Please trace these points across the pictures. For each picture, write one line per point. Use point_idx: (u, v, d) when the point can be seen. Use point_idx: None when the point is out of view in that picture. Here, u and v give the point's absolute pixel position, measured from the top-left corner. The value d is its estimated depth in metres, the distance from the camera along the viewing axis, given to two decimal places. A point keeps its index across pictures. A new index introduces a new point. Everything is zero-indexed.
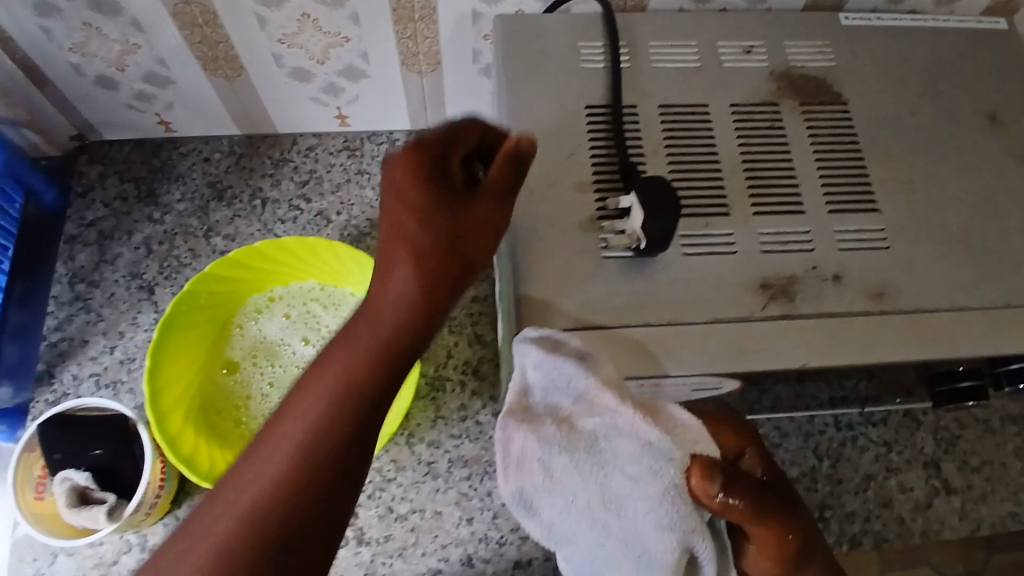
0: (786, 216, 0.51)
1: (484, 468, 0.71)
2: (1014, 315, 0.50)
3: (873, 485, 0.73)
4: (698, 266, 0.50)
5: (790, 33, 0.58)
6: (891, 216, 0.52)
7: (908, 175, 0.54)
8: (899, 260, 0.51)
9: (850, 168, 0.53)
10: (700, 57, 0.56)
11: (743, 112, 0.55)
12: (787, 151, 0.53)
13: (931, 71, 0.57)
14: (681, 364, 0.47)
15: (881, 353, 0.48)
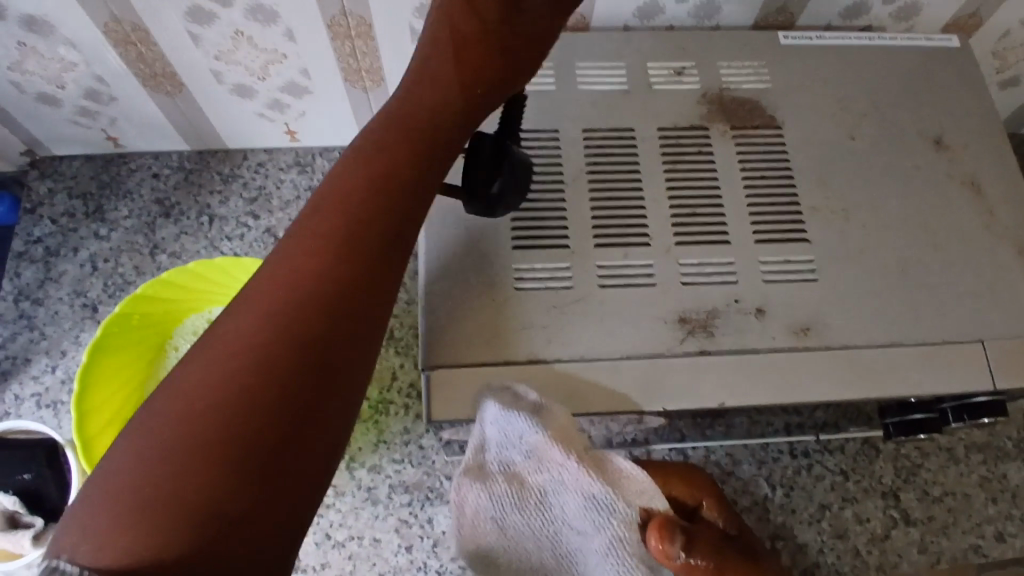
0: (710, 247, 0.50)
1: (425, 494, 0.69)
2: (947, 350, 0.48)
3: (828, 515, 0.70)
4: (614, 299, 0.48)
5: (726, 54, 0.56)
6: (823, 246, 0.50)
7: (844, 202, 0.51)
8: (830, 293, 0.49)
9: (782, 196, 0.51)
10: (628, 80, 0.55)
11: (671, 138, 0.53)
12: (714, 178, 0.52)
13: (872, 93, 0.55)
14: (590, 403, 0.46)
15: (802, 391, 0.46)
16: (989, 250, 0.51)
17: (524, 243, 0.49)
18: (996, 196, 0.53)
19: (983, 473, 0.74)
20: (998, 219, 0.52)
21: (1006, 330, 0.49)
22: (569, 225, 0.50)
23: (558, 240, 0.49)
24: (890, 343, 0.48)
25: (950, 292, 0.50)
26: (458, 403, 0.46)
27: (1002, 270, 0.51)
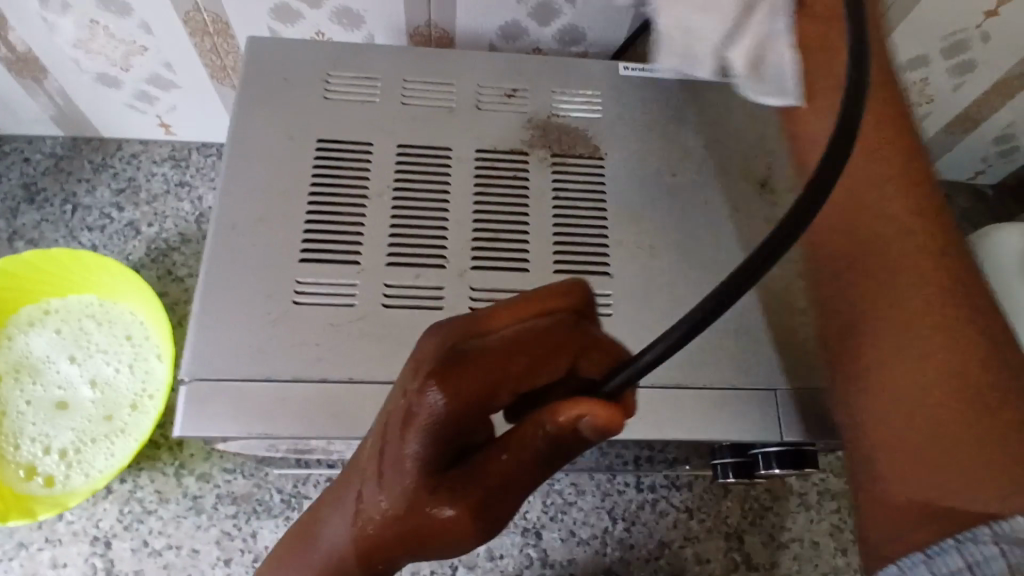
0: (505, 273, 0.48)
1: (253, 508, 0.67)
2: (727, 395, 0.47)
3: (666, 553, 0.70)
4: (396, 319, 0.46)
5: (562, 79, 0.55)
6: (622, 281, 0.49)
7: (650, 237, 0.50)
8: (620, 331, 0.47)
9: (590, 227, 0.50)
10: (455, 99, 0.53)
11: (487, 158, 0.51)
12: (524, 204, 0.50)
13: (706, 130, 0.54)
14: (348, 426, 0.43)
15: None
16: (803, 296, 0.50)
17: (311, 255, 0.47)
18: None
19: (834, 522, 0.73)
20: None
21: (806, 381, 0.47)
22: (361, 241, 0.48)
23: (346, 255, 0.47)
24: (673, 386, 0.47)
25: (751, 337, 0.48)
26: (214, 421, 0.42)
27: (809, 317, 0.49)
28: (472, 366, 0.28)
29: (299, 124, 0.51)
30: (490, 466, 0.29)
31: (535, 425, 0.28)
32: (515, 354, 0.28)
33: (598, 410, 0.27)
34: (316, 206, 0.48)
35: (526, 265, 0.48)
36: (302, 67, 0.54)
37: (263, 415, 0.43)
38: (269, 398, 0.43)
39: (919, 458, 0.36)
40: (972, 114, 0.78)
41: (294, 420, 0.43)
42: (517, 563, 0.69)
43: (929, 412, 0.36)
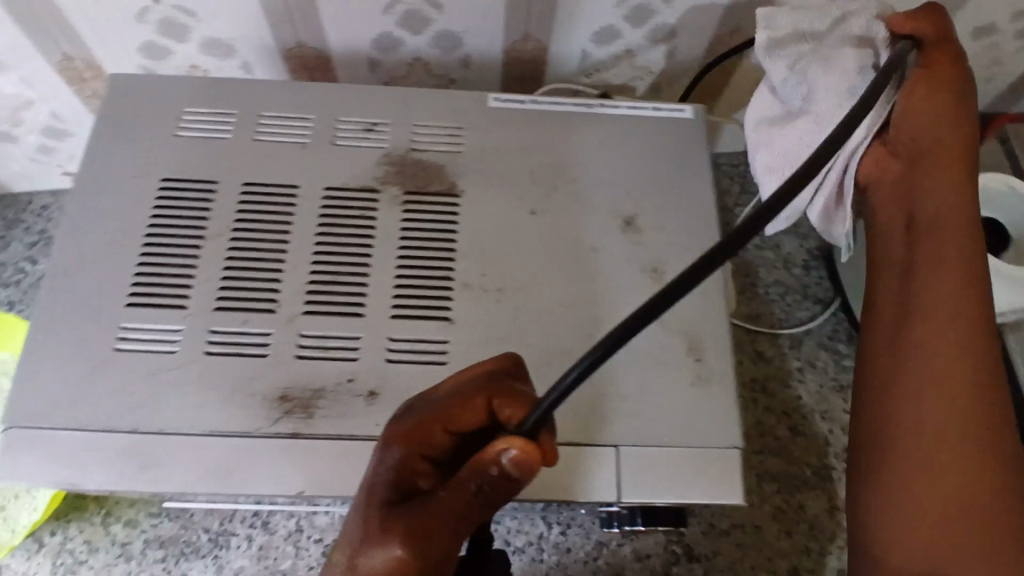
0: (338, 318, 0.46)
1: (180, 550, 0.67)
2: (570, 454, 0.45)
3: (605, 552, 0.69)
4: (215, 367, 0.45)
5: (422, 100, 0.54)
6: (465, 328, 0.47)
7: (499, 280, 0.48)
8: (453, 378, 0.46)
9: (436, 274, 0.48)
10: (312, 133, 0.52)
11: (335, 196, 0.50)
12: (366, 246, 0.49)
13: (571, 154, 0.53)
14: (155, 479, 0.43)
15: None
16: (661, 344, 0.47)
17: (147, 304, 0.47)
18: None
19: (776, 503, 0.72)
20: (675, 309, 0.48)
21: (648, 438, 0.45)
22: (191, 294, 0.47)
23: (175, 307, 0.47)
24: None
25: (598, 386, 0.46)
26: (35, 467, 0.43)
27: (663, 367, 0.47)
28: (420, 425, 0.37)
29: (153, 169, 0.51)
30: (434, 499, 0.34)
31: (466, 473, 0.33)
32: (449, 409, 0.36)
33: (511, 445, 0.31)
34: (155, 257, 0.48)
35: (361, 312, 0.47)
36: (158, 107, 0.53)
37: (74, 463, 0.43)
38: (84, 444, 0.43)
39: (913, 480, 0.43)
40: None
41: (107, 466, 0.43)
42: None
43: (932, 434, 0.44)
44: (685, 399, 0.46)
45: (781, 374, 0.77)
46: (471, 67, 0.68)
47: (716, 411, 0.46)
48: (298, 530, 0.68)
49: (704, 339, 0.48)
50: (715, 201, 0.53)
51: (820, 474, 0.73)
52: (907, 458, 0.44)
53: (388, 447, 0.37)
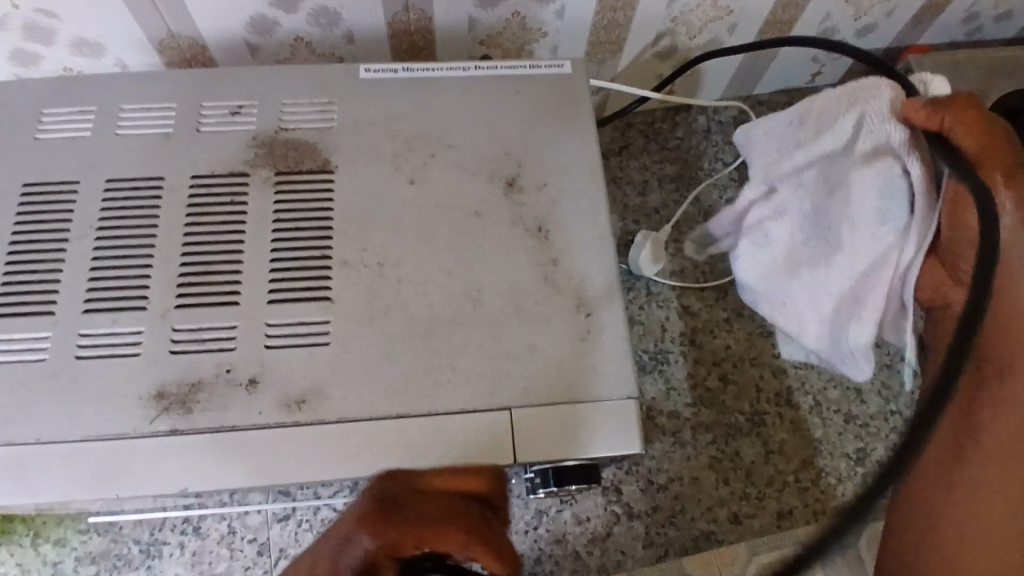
0: (213, 308, 0.45)
1: (112, 564, 0.66)
2: (462, 422, 0.44)
3: (545, 520, 0.68)
4: (87, 371, 0.44)
5: (293, 82, 0.53)
6: (347, 306, 0.46)
7: (379, 253, 0.47)
8: (334, 358, 0.44)
9: (313, 253, 0.47)
10: (174, 123, 0.51)
11: (203, 184, 0.49)
12: (238, 232, 0.47)
13: (448, 118, 0.52)
14: (30, 494, 0.41)
15: (279, 473, 0.42)
16: (549, 303, 0.47)
17: (11, 312, 0.45)
18: (567, 239, 0.48)
19: (711, 453, 0.72)
20: (562, 267, 0.48)
21: (539, 397, 0.44)
22: (59, 297, 0.46)
23: (42, 312, 0.45)
24: (393, 418, 0.43)
25: (487, 352, 0.45)
26: None
27: (552, 328, 0.46)
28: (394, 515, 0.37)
29: (12, 173, 0.49)
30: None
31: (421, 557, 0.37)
32: (430, 514, 0.38)
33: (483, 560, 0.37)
34: (17, 265, 0.47)
35: (237, 300, 0.46)
36: (14, 111, 0.51)
37: None
38: None
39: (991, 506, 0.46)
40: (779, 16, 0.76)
41: None
42: None
43: (984, 507, 0.46)
44: (576, 356, 0.46)
45: (711, 324, 0.77)
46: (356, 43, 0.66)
47: (608, 365, 0.45)
48: (231, 532, 0.66)
49: (592, 294, 0.47)
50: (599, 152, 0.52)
51: (754, 419, 0.74)
52: (983, 485, 0.46)
53: (361, 533, 0.36)
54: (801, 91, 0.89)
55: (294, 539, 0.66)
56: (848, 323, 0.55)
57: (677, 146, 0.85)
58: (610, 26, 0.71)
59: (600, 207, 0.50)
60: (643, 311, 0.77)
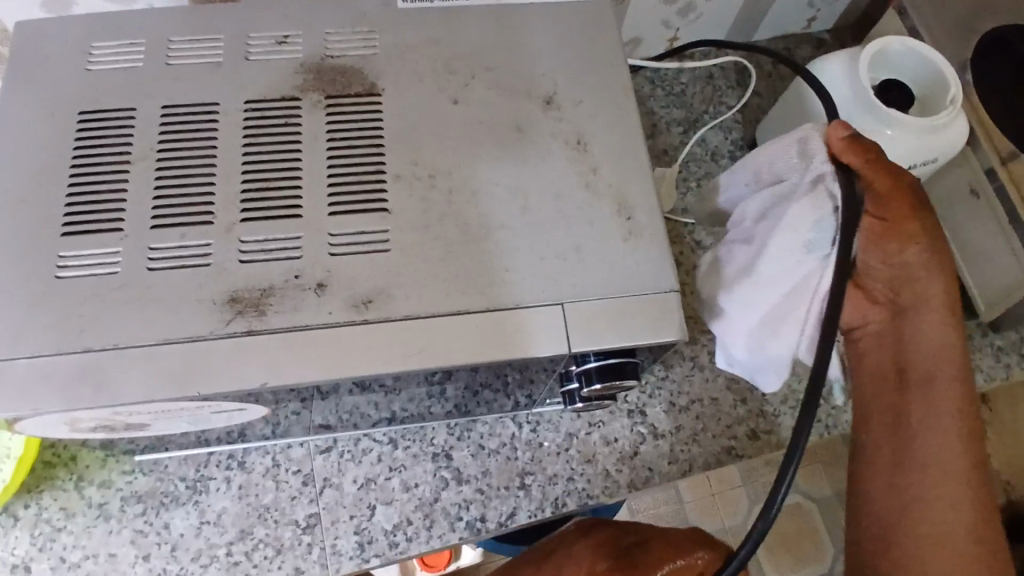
0: (275, 221, 0.48)
1: (159, 501, 0.68)
2: (521, 316, 0.46)
3: (576, 442, 0.71)
4: (160, 280, 0.46)
5: (333, 14, 0.54)
6: (403, 214, 0.48)
7: (430, 167, 0.50)
8: (395, 262, 0.47)
9: (367, 167, 0.49)
10: (222, 53, 0.53)
11: (256, 107, 0.51)
12: (294, 151, 0.50)
13: (484, 45, 0.54)
14: (116, 394, 0.43)
15: (351, 368, 0.45)
16: (591, 208, 0.50)
17: (81, 229, 0.47)
18: (604, 151, 0.51)
19: (729, 376, 0.75)
20: (601, 175, 0.51)
21: (589, 291, 0.48)
22: (125, 214, 0.48)
23: (110, 228, 0.47)
24: (454, 313, 0.46)
25: (538, 254, 0.48)
26: None
27: (595, 230, 0.49)
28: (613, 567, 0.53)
29: (67, 102, 0.51)
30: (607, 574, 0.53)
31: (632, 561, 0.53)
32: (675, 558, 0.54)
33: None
34: (84, 188, 0.49)
35: (297, 212, 0.48)
36: (63, 44, 0.52)
37: (30, 389, 0.44)
38: (36, 370, 0.44)
39: (932, 491, 0.54)
40: None
41: (66, 387, 0.44)
42: (434, 488, 0.69)
43: (938, 470, 0.54)
44: (619, 253, 0.49)
45: None
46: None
47: (650, 262, 0.49)
48: (274, 466, 0.69)
49: (630, 199, 0.50)
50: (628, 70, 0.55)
51: None
52: (934, 463, 0.55)
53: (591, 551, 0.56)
54: (797, 36, 0.93)
55: (337, 469, 0.69)
56: (765, 342, 0.58)
57: (682, 91, 0.88)
58: None
59: (633, 121, 0.53)
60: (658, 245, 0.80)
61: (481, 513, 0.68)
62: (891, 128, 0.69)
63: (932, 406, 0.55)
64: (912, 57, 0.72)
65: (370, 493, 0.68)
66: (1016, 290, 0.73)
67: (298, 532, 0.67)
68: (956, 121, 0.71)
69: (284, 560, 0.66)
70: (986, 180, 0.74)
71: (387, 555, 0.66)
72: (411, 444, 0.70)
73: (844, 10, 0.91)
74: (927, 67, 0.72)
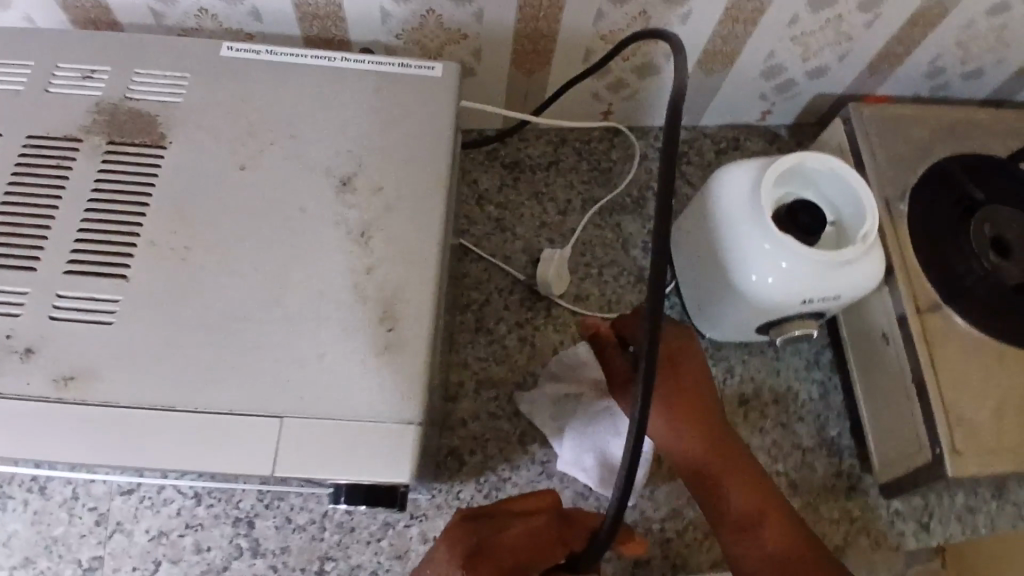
0: (7, 271, 0.44)
1: None
2: (234, 423, 0.42)
3: (390, 533, 0.67)
4: None
5: (153, 53, 0.51)
6: (143, 288, 0.44)
7: (189, 238, 0.46)
8: (117, 340, 0.43)
9: (124, 228, 0.46)
10: (24, 80, 0.49)
11: (35, 143, 0.48)
12: (56, 198, 0.46)
13: (299, 112, 0.50)
14: None
15: (33, 449, 0.41)
16: (352, 313, 0.45)
17: None
18: (388, 251, 0.46)
19: (577, 489, 0.70)
20: (375, 278, 0.46)
21: (317, 409, 0.43)
22: None
23: None
24: (160, 407, 0.42)
25: (275, 355, 0.44)
26: None
27: (349, 340, 0.44)
28: (486, 561, 0.45)
29: None
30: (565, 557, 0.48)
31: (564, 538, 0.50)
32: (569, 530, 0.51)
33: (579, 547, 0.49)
34: None
35: (33, 266, 0.45)
36: None
37: None
38: None
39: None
40: (722, 47, 0.72)
41: None
42: (226, 555, 0.65)
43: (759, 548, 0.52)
44: (368, 370, 0.44)
45: None
46: (264, 22, 0.64)
47: (399, 386, 0.44)
48: (73, 498, 0.66)
49: (399, 308, 0.45)
50: (450, 162, 0.50)
51: None
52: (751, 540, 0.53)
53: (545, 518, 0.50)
54: (750, 127, 0.86)
55: (132, 515, 0.65)
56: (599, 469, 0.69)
57: (609, 168, 0.82)
58: (534, 36, 0.68)
59: (432, 221, 0.47)
60: (538, 332, 0.75)
61: None
62: (785, 259, 0.62)
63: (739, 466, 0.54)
64: (828, 177, 0.65)
65: (159, 548, 0.65)
66: (912, 454, 0.65)
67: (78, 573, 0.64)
68: (866, 260, 0.64)
69: None
70: (898, 328, 0.66)
71: None
72: (215, 503, 0.66)
73: (805, 107, 0.84)
74: (843, 190, 0.65)
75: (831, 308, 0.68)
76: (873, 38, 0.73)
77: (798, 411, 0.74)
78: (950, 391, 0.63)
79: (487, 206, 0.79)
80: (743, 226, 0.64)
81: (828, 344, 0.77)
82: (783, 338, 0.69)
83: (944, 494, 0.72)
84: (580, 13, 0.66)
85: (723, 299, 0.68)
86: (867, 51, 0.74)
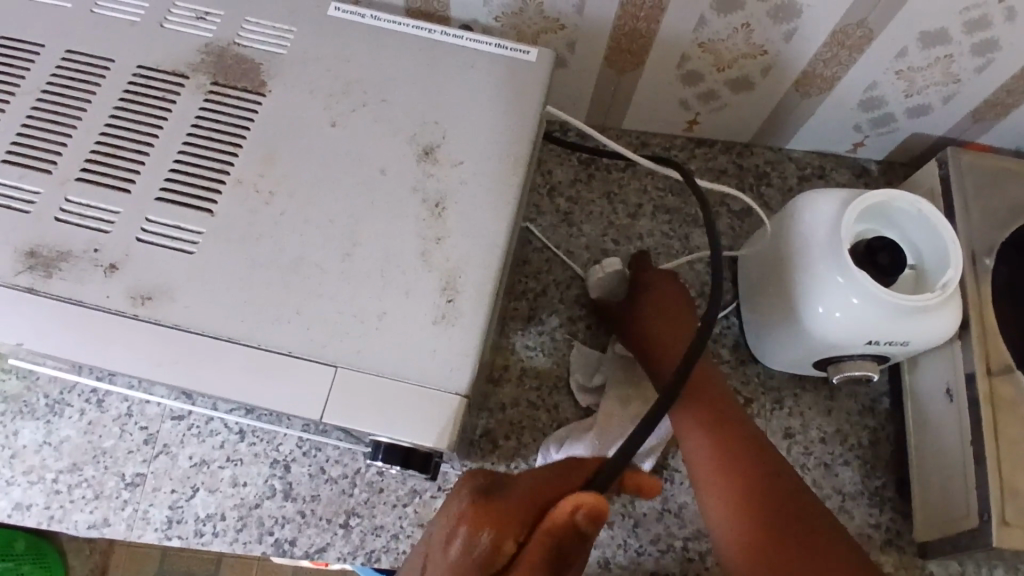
0: (105, 189, 0.47)
1: (19, 409, 0.69)
2: (288, 363, 0.44)
3: (415, 501, 0.68)
4: None
5: (265, 4, 0.53)
6: (224, 223, 0.46)
7: (273, 183, 0.48)
8: (193, 268, 0.45)
9: (214, 163, 0.48)
10: (143, 14, 0.52)
11: (145, 74, 0.50)
12: (158, 127, 0.49)
13: (391, 78, 0.51)
14: None
15: (104, 358, 0.44)
16: (414, 277, 0.46)
17: None
18: (459, 222, 0.47)
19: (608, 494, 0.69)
20: (442, 248, 0.47)
21: (369, 364, 0.44)
22: None
23: None
24: (223, 339, 0.44)
25: (335, 307, 0.45)
26: None
27: (409, 304, 0.45)
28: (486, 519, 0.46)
29: None
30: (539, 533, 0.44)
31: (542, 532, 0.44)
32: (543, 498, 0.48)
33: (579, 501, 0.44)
34: None
35: (129, 188, 0.47)
36: None
37: None
38: None
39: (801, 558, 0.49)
40: (822, 72, 0.71)
41: None
42: (258, 493, 0.67)
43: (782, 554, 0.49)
44: (423, 336, 0.45)
45: None
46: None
47: (450, 358, 0.44)
48: (127, 414, 0.69)
49: (462, 280, 0.46)
50: (531, 145, 0.50)
51: (662, 472, 0.70)
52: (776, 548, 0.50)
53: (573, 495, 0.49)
54: (839, 158, 0.84)
55: (179, 439, 0.68)
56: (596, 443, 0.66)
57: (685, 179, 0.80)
58: (631, 35, 0.68)
59: (506, 202, 0.48)
60: (588, 332, 0.74)
61: (292, 536, 0.66)
62: (857, 294, 0.60)
63: (788, 498, 0.52)
64: (915, 219, 0.63)
65: (199, 475, 0.68)
66: (963, 517, 0.62)
67: (120, 485, 0.67)
68: (944, 306, 0.61)
69: (97, 506, 0.67)
70: (964, 387, 0.63)
71: (188, 541, 0.66)
72: (256, 442, 0.69)
73: (899, 145, 0.81)
74: (929, 234, 0.63)
75: (896, 354, 0.66)
76: (985, 82, 0.70)
77: (844, 454, 0.72)
78: (1008, 460, 0.60)
79: (557, 198, 0.79)
80: (819, 253, 0.62)
81: (886, 392, 0.74)
82: (840, 377, 0.67)
83: (983, 567, 0.69)
84: (682, 17, 0.65)
85: (784, 330, 0.66)
86: (974, 95, 0.71)
